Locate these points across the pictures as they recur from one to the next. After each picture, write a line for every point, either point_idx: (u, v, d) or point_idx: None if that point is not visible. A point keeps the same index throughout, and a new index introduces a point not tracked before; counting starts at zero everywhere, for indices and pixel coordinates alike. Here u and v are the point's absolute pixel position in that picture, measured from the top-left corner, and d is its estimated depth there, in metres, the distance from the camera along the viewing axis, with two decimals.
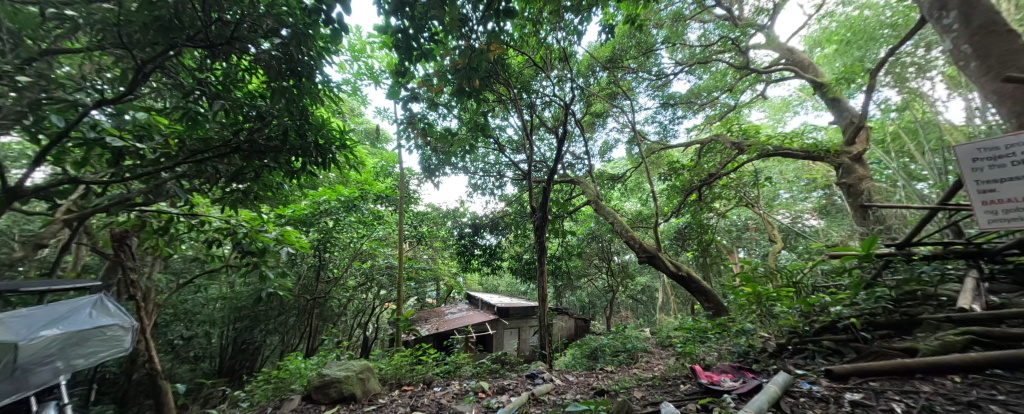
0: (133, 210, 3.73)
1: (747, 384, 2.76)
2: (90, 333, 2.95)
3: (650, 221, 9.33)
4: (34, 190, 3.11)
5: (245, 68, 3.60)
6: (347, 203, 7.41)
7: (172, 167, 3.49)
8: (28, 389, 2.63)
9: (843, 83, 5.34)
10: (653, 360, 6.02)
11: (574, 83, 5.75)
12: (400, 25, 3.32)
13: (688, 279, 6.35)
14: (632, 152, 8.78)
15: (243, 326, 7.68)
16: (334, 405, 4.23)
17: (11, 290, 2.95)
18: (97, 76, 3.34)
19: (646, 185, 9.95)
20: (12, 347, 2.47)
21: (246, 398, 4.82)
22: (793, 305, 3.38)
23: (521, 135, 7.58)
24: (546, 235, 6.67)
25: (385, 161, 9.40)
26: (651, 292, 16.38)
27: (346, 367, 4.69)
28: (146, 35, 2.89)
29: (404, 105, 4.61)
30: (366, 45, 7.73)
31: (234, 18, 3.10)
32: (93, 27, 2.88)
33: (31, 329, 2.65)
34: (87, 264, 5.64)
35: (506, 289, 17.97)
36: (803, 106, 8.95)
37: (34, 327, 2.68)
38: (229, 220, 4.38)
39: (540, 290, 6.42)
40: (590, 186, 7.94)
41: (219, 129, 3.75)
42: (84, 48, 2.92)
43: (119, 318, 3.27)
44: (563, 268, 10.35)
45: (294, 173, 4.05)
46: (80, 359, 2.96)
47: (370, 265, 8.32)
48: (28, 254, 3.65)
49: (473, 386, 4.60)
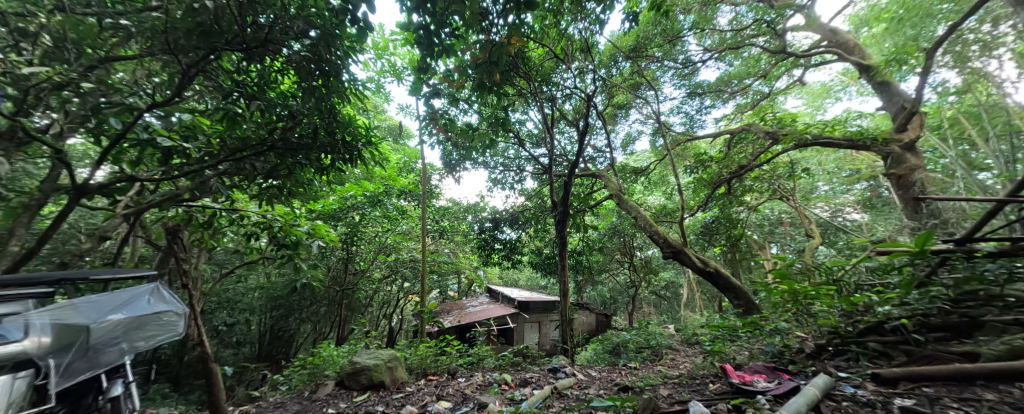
0: (180, 205, 3.97)
1: (783, 386, 2.65)
2: (149, 318, 3.07)
3: (676, 215, 9.04)
4: (98, 187, 3.32)
5: (278, 69, 3.73)
6: (372, 199, 7.79)
7: (214, 165, 3.71)
8: (98, 366, 2.90)
9: (893, 65, 4.95)
10: (678, 357, 5.90)
11: (596, 74, 5.61)
12: (421, 21, 3.35)
13: (717, 275, 6.10)
14: (656, 144, 8.49)
15: (278, 315, 8.16)
16: (364, 392, 4.40)
17: (82, 277, 3.07)
18: (148, 80, 3.53)
19: (670, 179, 9.68)
20: (83, 331, 2.56)
21: (284, 381, 5.23)
22: (834, 304, 3.23)
23: (540, 128, 7.52)
24: (567, 230, 6.61)
25: (407, 156, 9.64)
26: (675, 288, 15.99)
27: (375, 356, 4.85)
28: (189, 40, 3.03)
29: (426, 101, 4.67)
30: (389, 43, 7.91)
31: (268, 21, 3.22)
32: (144, 34, 3.04)
33: (99, 313, 2.73)
34: (142, 255, 6.06)
35: (525, 283, 18.10)
36: (846, 91, 8.36)
37: (101, 312, 2.75)
38: (264, 214, 4.58)
39: (561, 284, 6.36)
40: (613, 180, 7.78)
41: (255, 129, 3.95)
42: (137, 55, 3.10)
43: (173, 304, 3.39)
44: (584, 263, 10.26)
45: (324, 170, 4.21)
46: (142, 341, 3.17)
47: (394, 258, 8.49)
48: (95, 246, 3.68)
49: (497, 378, 4.64)
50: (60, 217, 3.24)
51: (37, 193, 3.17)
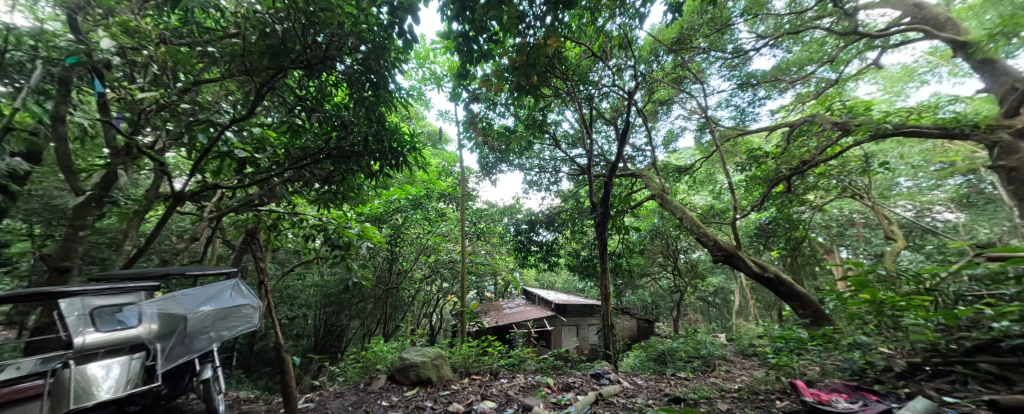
0: (253, 210, 4.32)
1: (871, 408, 2.40)
2: (232, 310, 3.38)
3: (725, 216, 8.51)
4: (189, 194, 3.71)
5: (332, 83, 3.93)
6: (414, 201, 8.01)
7: (280, 172, 4.01)
8: (194, 353, 3.14)
9: (997, 40, 4.32)
10: (733, 369, 5.52)
11: (637, 71, 5.42)
12: (462, 28, 3.38)
13: (777, 281, 5.59)
14: (702, 141, 8.00)
15: (331, 311, 8.68)
16: (413, 388, 4.52)
17: (180, 273, 3.53)
18: (226, 98, 3.89)
19: (718, 177, 9.13)
20: (183, 320, 2.96)
21: (340, 374, 5.52)
22: (930, 318, 2.86)
23: (577, 128, 7.38)
24: (608, 231, 6.43)
25: (446, 161, 9.89)
26: (725, 294, 15.09)
27: (421, 353, 4.97)
28: (261, 61, 3.29)
29: (466, 105, 4.74)
30: (429, 51, 8.14)
31: (324, 39, 3.40)
32: (224, 59, 3.36)
33: (193, 305, 3.13)
34: (220, 255, 6.70)
35: (562, 287, 17.90)
36: (935, 73, 7.32)
37: (196, 303, 3.15)
38: (320, 218, 4.83)
39: (603, 288, 6.18)
40: (655, 179, 7.44)
41: (314, 139, 4.20)
42: (219, 77, 3.43)
43: (251, 299, 3.71)
44: (625, 265, 9.94)
45: (373, 175, 4.38)
46: (226, 331, 3.37)
47: (434, 259, 8.72)
48: (186, 247, 4.12)
49: (540, 381, 4.59)
50: (160, 223, 3.63)
51: (142, 201, 3.58)
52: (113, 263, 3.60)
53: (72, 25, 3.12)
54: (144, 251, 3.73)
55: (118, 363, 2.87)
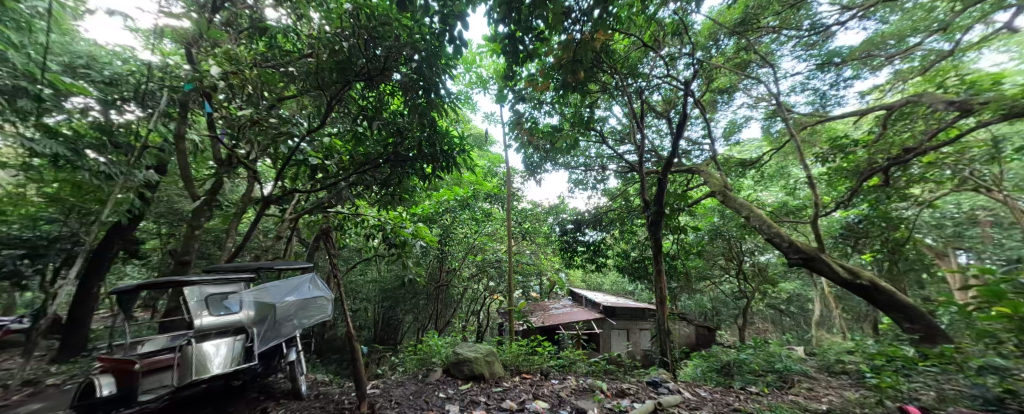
0: (325, 211, 4.82)
1: None
2: (310, 301, 3.63)
3: (796, 214, 7.91)
4: (276, 197, 4.25)
5: (390, 92, 4.29)
6: (462, 202, 8.36)
7: (346, 177, 4.45)
8: (280, 338, 3.58)
9: None
10: (818, 387, 5.16)
11: (694, 58, 5.22)
12: (507, 31, 3.55)
13: (873, 289, 4.69)
14: (772, 130, 7.17)
15: (388, 305, 9.30)
16: (467, 382, 4.77)
17: (268, 266, 4.02)
18: (303, 112, 4.41)
19: (793, 170, 8.39)
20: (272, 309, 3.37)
21: (399, 364, 5.98)
22: None
23: (625, 124, 7.31)
24: (661, 232, 6.32)
25: (491, 161, 10.20)
26: (802, 303, 13.82)
27: (474, 349, 5.23)
28: (331, 76, 3.73)
29: (511, 106, 4.91)
30: (475, 55, 8.46)
31: (382, 52, 3.75)
32: (302, 76, 3.86)
33: (280, 295, 3.53)
34: (297, 252, 7.46)
35: (610, 288, 17.68)
36: None
37: (281, 294, 3.54)
38: (379, 219, 5.23)
39: (658, 292, 6.09)
40: (716, 175, 6.92)
41: (374, 146, 4.61)
42: (297, 93, 3.92)
43: (326, 291, 3.95)
44: (680, 268, 9.57)
45: (425, 178, 4.67)
46: (305, 320, 3.66)
47: (481, 258, 8.99)
48: (274, 244, 4.70)
49: (593, 385, 4.65)
50: (253, 222, 4.17)
51: (241, 205, 4.16)
52: (220, 257, 4.23)
53: (191, 57, 3.76)
54: (242, 248, 4.32)
55: (225, 345, 3.37)
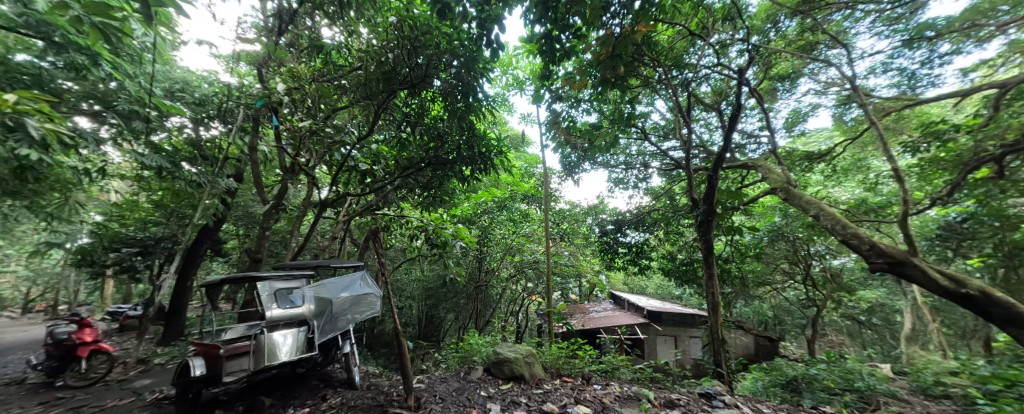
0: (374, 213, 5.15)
1: None
2: (362, 297, 4.03)
3: (870, 213, 7.24)
4: (331, 201, 4.64)
5: (430, 99, 4.54)
6: (499, 203, 8.54)
7: (393, 179, 4.75)
8: (336, 331, 3.92)
9: None
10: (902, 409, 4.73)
11: (746, 42, 4.97)
12: (544, 30, 3.66)
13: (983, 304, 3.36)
14: (847, 117, 6.36)
15: (432, 304, 9.69)
16: (508, 381, 4.90)
17: (324, 265, 4.40)
18: (354, 121, 4.77)
19: (871, 161, 7.60)
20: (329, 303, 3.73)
21: (443, 361, 6.28)
22: None
23: (669, 118, 7.16)
24: (711, 235, 6.13)
25: (527, 162, 10.34)
26: (887, 314, 12.44)
27: (514, 349, 5.37)
28: (378, 86, 4.03)
29: (548, 105, 5.00)
30: (512, 58, 8.64)
31: (422, 61, 3.99)
32: (352, 88, 4.20)
33: (336, 291, 3.89)
34: (349, 252, 8.00)
35: (654, 291, 17.29)
36: None
37: (337, 290, 3.91)
38: (421, 220, 5.49)
39: (711, 298, 5.94)
40: (775, 170, 6.37)
41: (416, 151, 4.87)
42: (347, 104, 4.26)
43: (374, 288, 4.35)
44: (735, 271, 9.11)
45: (464, 180, 4.83)
46: (357, 315, 4.04)
47: (520, 259, 9.07)
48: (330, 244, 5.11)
49: (638, 393, 4.62)
50: (312, 223, 4.55)
51: (301, 208, 4.58)
52: (285, 255, 4.69)
53: (260, 76, 4.25)
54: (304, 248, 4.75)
55: (291, 336, 3.76)
